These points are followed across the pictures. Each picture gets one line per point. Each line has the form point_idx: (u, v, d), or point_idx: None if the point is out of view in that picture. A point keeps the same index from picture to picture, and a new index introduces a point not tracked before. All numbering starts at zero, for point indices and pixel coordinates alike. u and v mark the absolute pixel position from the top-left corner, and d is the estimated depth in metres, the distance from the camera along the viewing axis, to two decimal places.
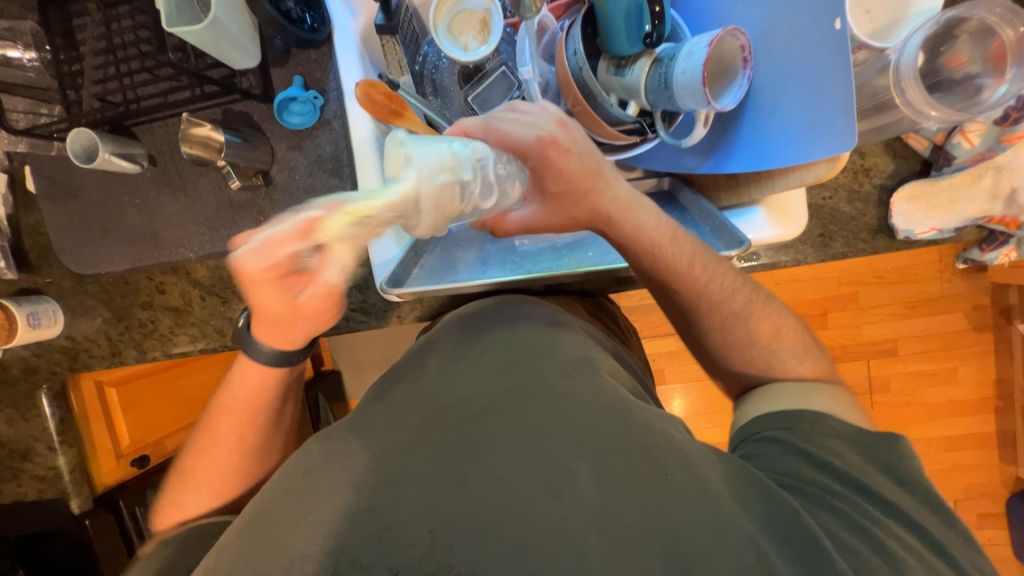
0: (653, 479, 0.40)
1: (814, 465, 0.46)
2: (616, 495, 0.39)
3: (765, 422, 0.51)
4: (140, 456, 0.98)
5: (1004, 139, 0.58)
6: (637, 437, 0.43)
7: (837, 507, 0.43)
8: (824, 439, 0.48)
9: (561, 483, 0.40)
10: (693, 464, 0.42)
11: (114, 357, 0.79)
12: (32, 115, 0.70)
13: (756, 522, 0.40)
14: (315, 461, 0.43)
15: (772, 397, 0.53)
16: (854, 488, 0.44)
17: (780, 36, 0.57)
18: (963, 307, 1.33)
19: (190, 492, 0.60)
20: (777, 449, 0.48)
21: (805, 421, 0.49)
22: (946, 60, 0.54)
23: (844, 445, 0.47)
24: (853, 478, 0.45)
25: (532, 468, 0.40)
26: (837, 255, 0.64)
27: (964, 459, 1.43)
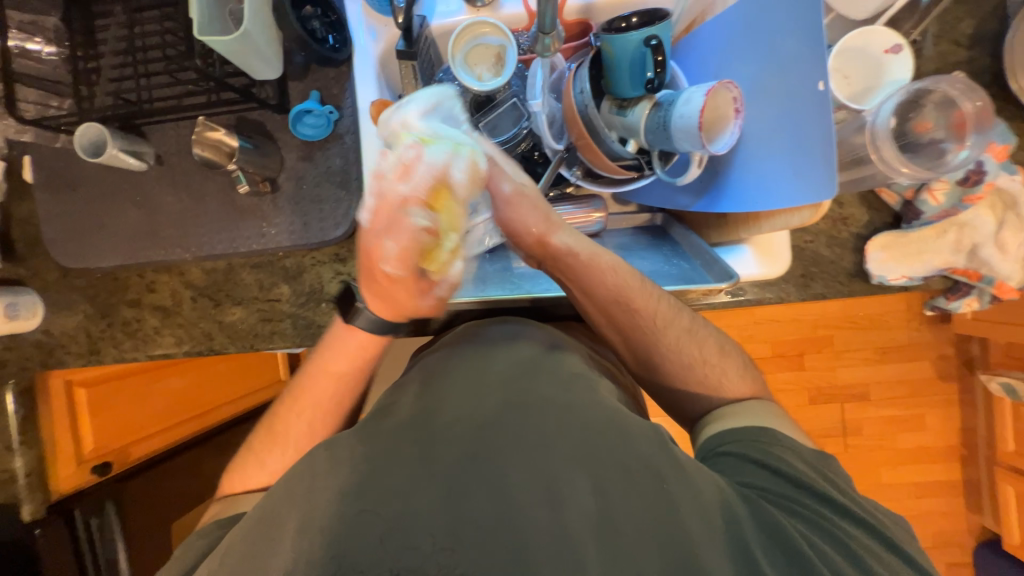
0: (650, 489, 0.42)
1: (773, 476, 0.47)
2: (614, 507, 0.40)
3: (731, 439, 0.52)
4: (102, 463, 0.92)
5: (966, 199, 0.63)
6: (636, 450, 0.44)
7: (802, 514, 0.44)
8: (778, 450, 0.49)
9: (561, 493, 0.40)
10: (688, 474, 0.44)
11: (91, 355, 0.76)
12: (42, 106, 0.70)
13: (743, 530, 0.42)
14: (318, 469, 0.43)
15: (755, 414, 0.54)
16: (816, 497, 0.46)
17: (770, 91, 0.61)
18: (930, 355, 1.40)
19: (268, 453, 0.58)
20: (735, 463, 0.49)
21: (774, 440, 0.50)
22: (914, 125, 0.59)
23: (798, 456, 0.49)
24: (812, 486, 0.46)
25: (533, 481, 0.41)
26: (817, 295, 0.68)
27: (933, 505, 1.46)
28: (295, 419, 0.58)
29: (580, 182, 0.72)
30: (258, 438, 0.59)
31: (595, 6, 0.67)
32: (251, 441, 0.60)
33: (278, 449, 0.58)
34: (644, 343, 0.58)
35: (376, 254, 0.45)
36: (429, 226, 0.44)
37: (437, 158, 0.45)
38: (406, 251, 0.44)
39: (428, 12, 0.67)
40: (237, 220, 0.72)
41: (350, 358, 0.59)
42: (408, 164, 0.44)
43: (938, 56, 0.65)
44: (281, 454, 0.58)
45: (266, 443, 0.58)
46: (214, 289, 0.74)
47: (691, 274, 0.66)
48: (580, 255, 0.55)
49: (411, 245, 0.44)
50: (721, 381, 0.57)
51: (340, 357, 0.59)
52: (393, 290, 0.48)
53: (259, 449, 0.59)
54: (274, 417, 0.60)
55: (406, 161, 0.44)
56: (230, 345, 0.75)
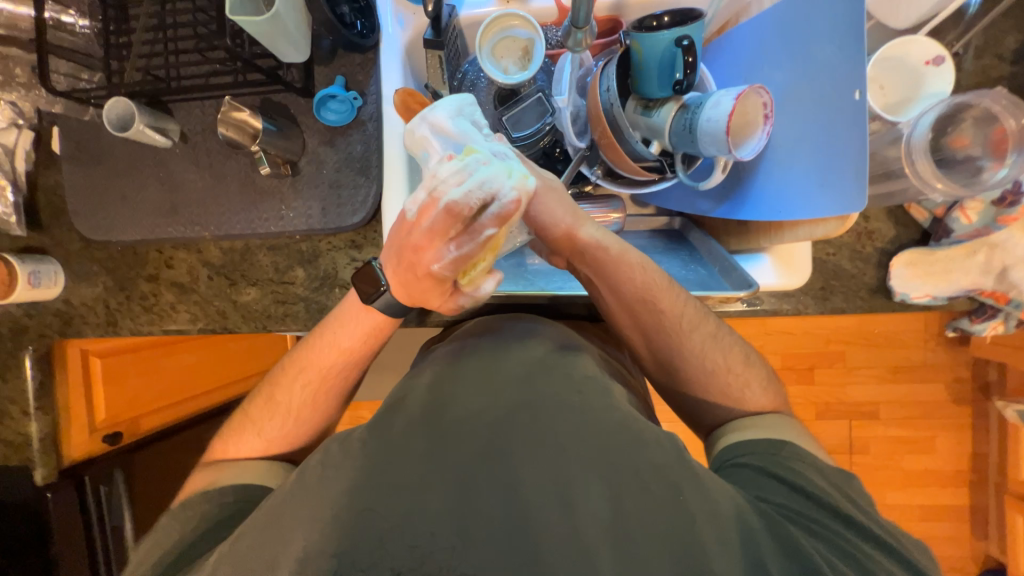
0: (665, 497, 0.41)
1: (791, 491, 0.47)
2: (626, 512, 0.40)
3: (754, 449, 0.51)
4: (113, 433, 0.94)
5: (1001, 219, 0.61)
6: (650, 458, 0.43)
7: (820, 532, 0.43)
8: (797, 464, 0.49)
9: (573, 495, 0.40)
10: (705, 484, 0.43)
11: (108, 326, 0.78)
12: (72, 79, 0.72)
13: (760, 545, 0.41)
14: (333, 458, 0.44)
15: (784, 428, 0.53)
16: (836, 515, 0.45)
17: (800, 98, 0.59)
18: (945, 377, 1.37)
19: (267, 420, 0.58)
20: (752, 475, 0.49)
21: (797, 456, 0.49)
22: (951, 140, 0.57)
23: (818, 472, 0.48)
24: (832, 504, 0.46)
25: (547, 482, 0.41)
26: (836, 309, 0.67)
27: (937, 530, 1.43)
28: (298, 389, 0.58)
29: (599, 181, 0.71)
30: (256, 405, 0.59)
31: (626, 3, 0.66)
32: (248, 405, 0.60)
33: (277, 418, 0.58)
34: (667, 347, 0.57)
35: (426, 250, 0.43)
36: (494, 236, 0.42)
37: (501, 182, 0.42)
38: (466, 256, 0.42)
39: (458, 1, 0.66)
40: (257, 202, 0.72)
41: (363, 337, 0.57)
42: (468, 175, 0.41)
43: (980, 70, 0.63)
44: (281, 422, 0.58)
45: (266, 411, 0.58)
46: (231, 269, 0.75)
47: (707, 279, 0.65)
48: (610, 250, 0.55)
49: (468, 251, 0.42)
50: (745, 392, 0.56)
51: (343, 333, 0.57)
52: (427, 288, 0.46)
53: (257, 416, 0.59)
54: (274, 387, 0.59)
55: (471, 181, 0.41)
56: (243, 324, 0.76)
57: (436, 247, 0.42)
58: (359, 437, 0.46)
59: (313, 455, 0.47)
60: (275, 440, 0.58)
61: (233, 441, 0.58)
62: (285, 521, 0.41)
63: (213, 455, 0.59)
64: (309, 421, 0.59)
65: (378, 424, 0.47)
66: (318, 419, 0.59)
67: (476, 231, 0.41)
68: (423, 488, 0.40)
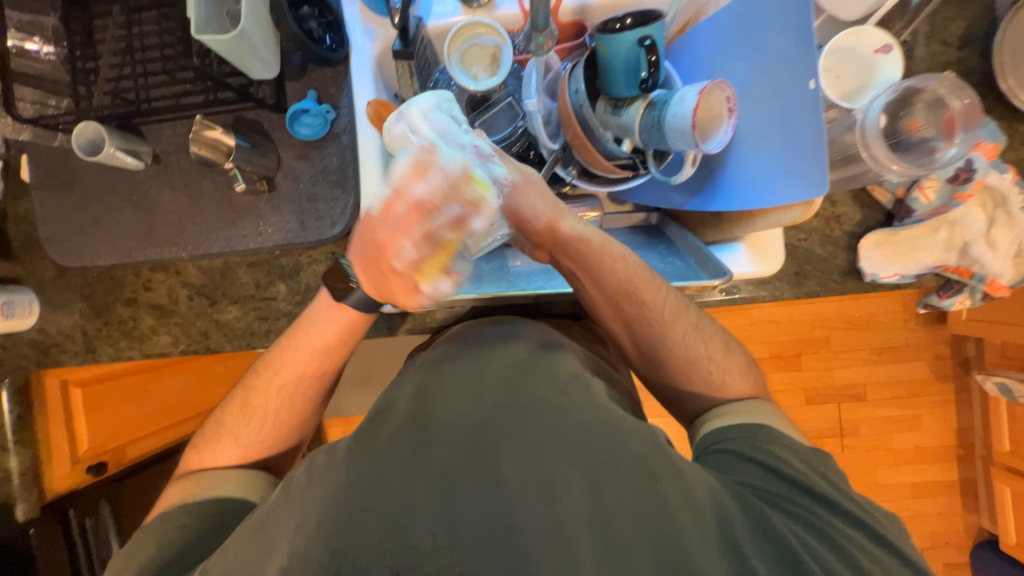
0: (644, 487, 0.42)
1: (769, 474, 0.47)
2: (609, 504, 0.41)
3: (730, 437, 0.52)
4: (98, 463, 0.93)
5: (957, 196, 0.64)
6: (631, 450, 0.44)
7: (791, 509, 0.44)
8: (775, 447, 0.49)
9: (556, 490, 0.41)
10: (682, 472, 0.44)
11: (86, 354, 0.76)
12: (39, 105, 0.70)
13: (736, 528, 0.41)
14: (319, 468, 0.44)
15: (756, 411, 0.54)
16: (810, 494, 0.46)
17: (761, 91, 0.61)
18: (926, 355, 1.40)
19: (243, 426, 0.58)
20: (730, 461, 0.49)
21: (771, 439, 0.50)
22: (905, 123, 0.60)
23: (794, 452, 0.49)
24: (806, 483, 0.46)
25: (528, 480, 0.41)
26: (811, 293, 0.69)
27: (930, 506, 1.46)
28: (275, 392, 0.58)
29: (575, 182, 0.72)
30: (231, 413, 0.59)
31: (589, 7, 0.68)
32: (222, 413, 0.60)
33: (254, 422, 0.58)
34: (649, 338, 0.58)
35: (390, 252, 0.43)
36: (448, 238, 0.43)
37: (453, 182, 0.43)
38: (424, 255, 0.43)
39: (424, 13, 0.67)
40: (234, 219, 0.72)
41: (339, 335, 0.58)
42: (430, 167, 0.41)
43: (929, 56, 0.66)
44: (260, 428, 0.58)
45: (242, 418, 0.58)
46: (211, 288, 0.74)
47: (685, 271, 0.67)
48: (592, 242, 0.56)
49: (428, 249, 0.43)
50: (724, 378, 0.57)
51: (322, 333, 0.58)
52: (393, 284, 0.46)
53: (233, 423, 0.58)
54: (251, 391, 0.59)
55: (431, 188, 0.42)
56: (226, 343, 0.75)
57: (398, 244, 0.43)
58: (344, 446, 0.45)
59: (296, 469, 0.46)
60: (252, 445, 0.57)
61: (208, 450, 0.57)
62: (270, 532, 0.41)
63: (185, 466, 0.58)
64: (284, 425, 0.59)
65: (364, 433, 0.46)
66: (293, 422, 0.60)
67: (433, 228, 0.42)
68: (410, 490, 0.41)
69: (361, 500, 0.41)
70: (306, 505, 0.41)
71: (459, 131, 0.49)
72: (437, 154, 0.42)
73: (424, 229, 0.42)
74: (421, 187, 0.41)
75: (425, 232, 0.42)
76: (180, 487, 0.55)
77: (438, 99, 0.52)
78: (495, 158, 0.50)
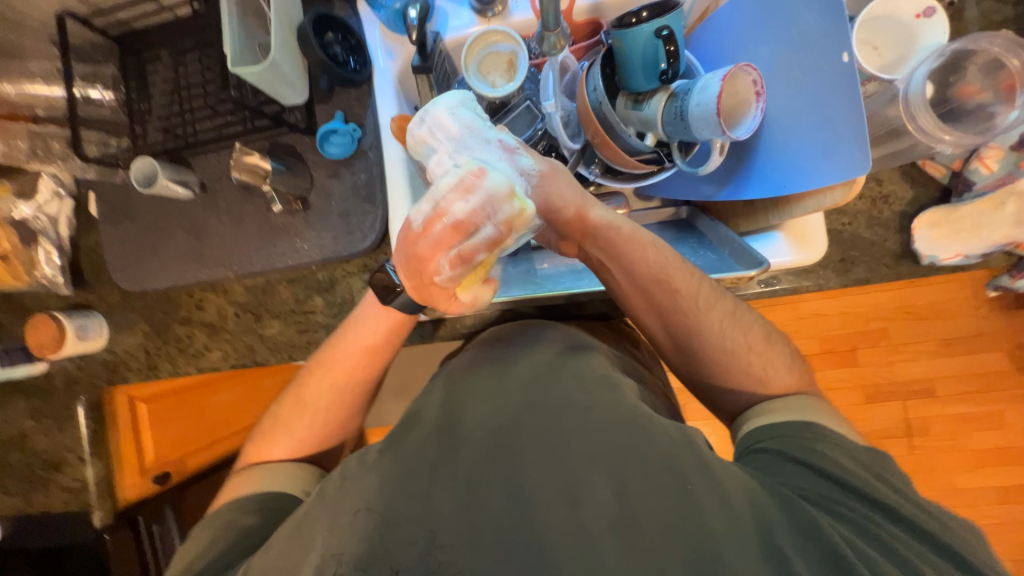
0: (673, 487, 0.40)
1: (814, 476, 0.44)
2: (636, 507, 0.39)
3: (769, 435, 0.49)
4: (162, 473, 0.99)
5: (1023, 164, 0.58)
6: (658, 451, 0.42)
7: (840, 512, 0.41)
8: (822, 447, 0.46)
9: (581, 491, 0.40)
10: (713, 472, 0.42)
11: (149, 370, 0.83)
12: (103, 145, 0.77)
13: (775, 529, 0.39)
14: (352, 470, 0.46)
15: (801, 408, 0.50)
16: (862, 498, 0.42)
17: (789, 72, 0.59)
18: (1005, 345, 1.26)
19: (297, 420, 0.60)
20: (772, 460, 0.46)
21: (817, 438, 0.47)
22: (956, 90, 0.56)
23: (844, 451, 0.45)
24: (858, 484, 0.43)
25: (551, 481, 0.40)
26: (860, 280, 0.64)
27: (1019, 513, 1.32)
28: (325, 388, 0.60)
29: (600, 180, 0.72)
30: (286, 408, 0.61)
31: (603, 4, 0.67)
32: (278, 407, 0.62)
33: (306, 416, 0.60)
34: (685, 332, 0.56)
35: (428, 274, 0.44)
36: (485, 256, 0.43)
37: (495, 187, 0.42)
38: (461, 272, 0.43)
39: (441, 27, 0.69)
40: (273, 238, 0.76)
41: (386, 334, 0.59)
42: (473, 189, 0.41)
43: (981, 16, 0.61)
44: (311, 421, 0.60)
45: (294, 412, 0.61)
46: (255, 305, 0.79)
47: (717, 263, 0.64)
48: (623, 229, 0.56)
49: (465, 270, 0.44)
50: (768, 373, 0.54)
51: (357, 343, 0.59)
52: (432, 293, 0.47)
53: (287, 416, 0.61)
54: (302, 387, 0.61)
55: (467, 195, 0.41)
56: (270, 356, 0.79)
57: (435, 262, 0.43)
58: (376, 452, 0.47)
59: (333, 472, 0.48)
60: (304, 439, 0.60)
61: (265, 444, 0.60)
62: (306, 529, 0.42)
63: (246, 458, 0.61)
64: (333, 419, 0.61)
65: (397, 437, 0.47)
66: (336, 423, 0.61)
67: (468, 250, 0.42)
68: (436, 491, 0.41)
69: (389, 499, 0.41)
70: (339, 508, 0.42)
71: (477, 137, 0.48)
72: (486, 178, 0.42)
73: (457, 253, 0.42)
74: (460, 209, 0.41)
75: (458, 253, 0.42)
76: (239, 481, 0.57)
77: (445, 109, 0.50)
78: (520, 152, 0.49)
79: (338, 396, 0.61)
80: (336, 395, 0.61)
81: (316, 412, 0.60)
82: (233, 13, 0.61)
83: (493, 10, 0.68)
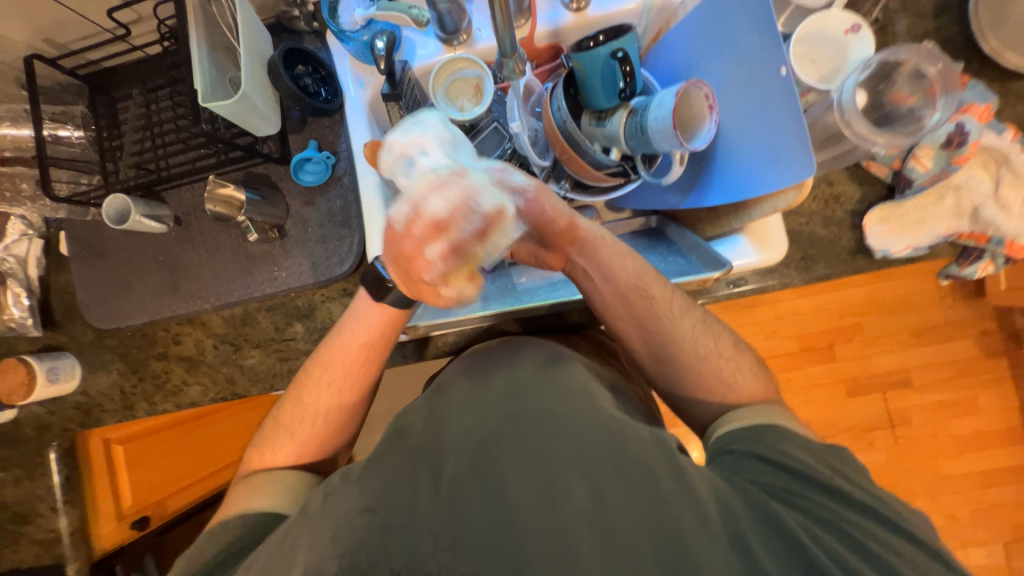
0: (646, 489, 0.42)
1: (780, 474, 0.45)
2: (612, 509, 0.41)
3: (736, 436, 0.50)
4: (140, 517, 1.02)
5: (954, 160, 0.63)
6: (633, 454, 0.44)
7: (799, 504, 0.43)
8: (783, 445, 0.47)
9: (559, 496, 0.41)
10: (685, 473, 0.43)
11: (125, 410, 0.81)
12: (73, 184, 0.77)
13: (742, 526, 0.41)
14: (334, 486, 0.46)
15: (764, 413, 0.51)
16: (822, 489, 0.44)
17: (736, 85, 0.62)
18: (970, 333, 1.32)
19: (297, 423, 0.59)
20: (737, 462, 0.48)
21: (784, 438, 0.48)
22: (889, 96, 0.61)
23: (804, 449, 0.47)
24: (817, 478, 0.45)
25: (529, 490, 0.41)
26: (821, 277, 0.67)
27: (1002, 496, 1.36)
28: (324, 389, 0.59)
29: (570, 195, 0.74)
30: (285, 411, 0.61)
31: (563, 30, 0.71)
32: (279, 411, 0.61)
33: (307, 419, 0.59)
34: (661, 336, 0.58)
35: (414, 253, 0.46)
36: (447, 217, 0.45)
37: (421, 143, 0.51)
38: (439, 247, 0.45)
39: (409, 56, 0.72)
40: (250, 266, 0.76)
41: (378, 325, 0.59)
42: (462, 199, 0.44)
43: (907, 30, 0.67)
44: (311, 426, 0.59)
45: (296, 415, 0.60)
46: (234, 335, 0.78)
47: (686, 268, 0.67)
48: (604, 239, 0.59)
49: (455, 263, 0.46)
50: (730, 372, 0.57)
51: (333, 362, 0.59)
52: (423, 292, 0.49)
53: (289, 420, 0.60)
54: (300, 385, 0.61)
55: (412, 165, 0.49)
56: (251, 387, 0.78)
57: (424, 258, 0.45)
58: (358, 470, 0.46)
59: (315, 491, 0.47)
60: (306, 445, 0.59)
61: (266, 450, 0.59)
62: (286, 550, 0.42)
63: (248, 465, 0.60)
64: (333, 426, 0.60)
65: (380, 454, 0.47)
66: (325, 444, 0.60)
67: (459, 241, 0.45)
68: (415, 502, 0.42)
69: (371, 514, 0.42)
70: (322, 527, 0.42)
71: (449, 146, 0.50)
72: (446, 167, 0.47)
73: (449, 244, 0.45)
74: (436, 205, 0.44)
75: (449, 246, 0.45)
76: (241, 491, 0.55)
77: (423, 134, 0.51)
78: (509, 173, 0.51)
79: (324, 418, 0.60)
80: (327, 416, 0.60)
81: (304, 434, 0.59)
82: (203, 50, 0.62)
83: (459, 38, 0.71)
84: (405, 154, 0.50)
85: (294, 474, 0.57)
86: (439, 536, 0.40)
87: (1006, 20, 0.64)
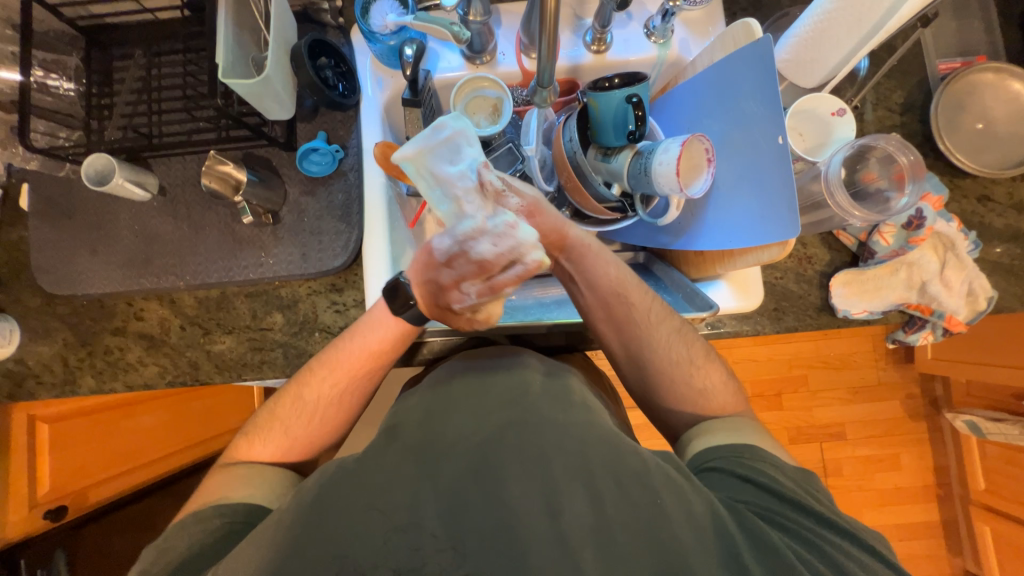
0: (644, 501, 0.44)
1: (762, 491, 0.48)
2: (610, 519, 0.42)
3: (716, 453, 0.53)
4: (56, 507, 0.92)
5: (912, 240, 0.71)
6: (630, 464, 0.46)
7: (783, 523, 0.46)
8: (760, 465, 0.50)
9: (559, 503, 0.43)
10: (683, 489, 0.45)
11: (65, 386, 0.73)
12: (50, 137, 0.72)
13: (735, 543, 0.43)
14: (328, 481, 0.45)
15: (739, 431, 0.54)
16: (795, 507, 0.47)
17: (736, 143, 0.67)
18: (899, 395, 1.46)
19: (288, 418, 0.57)
20: (720, 479, 0.50)
21: (763, 458, 0.51)
22: (862, 175, 0.69)
23: (780, 470, 0.50)
24: (790, 496, 0.48)
25: (531, 493, 0.43)
26: (790, 327, 0.73)
27: (914, 548, 1.48)
28: (321, 383, 0.58)
29: (569, 222, 0.77)
30: (278, 406, 0.58)
31: (581, 68, 0.76)
32: (270, 405, 0.59)
33: (299, 415, 0.57)
34: (638, 343, 0.60)
35: (450, 291, 0.48)
36: (500, 272, 0.45)
37: (460, 146, 0.50)
38: (481, 297, 0.47)
39: (432, 67, 0.74)
40: (235, 249, 0.73)
41: (373, 326, 0.58)
42: (501, 233, 0.44)
43: (878, 120, 0.76)
44: (302, 421, 0.57)
45: (288, 410, 0.57)
46: (205, 318, 0.74)
47: (673, 304, 0.71)
48: (591, 245, 0.61)
49: (489, 297, 0.47)
50: (709, 405, 0.59)
51: (326, 367, 0.58)
52: (452, 318, 0.52)
53: (279, 414, 0.58)
54: (293, 384, 0.59)
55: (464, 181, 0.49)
56: (216, 375, 0.74)
57: (458, 289, 0.48)
58: (354, 465, 0.46)
59: (309, 478, 0.47)
60: (294, 444, 0.57)
61: (254, 442, 0.57)
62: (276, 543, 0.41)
63: (231, 453, 0.57)
64: (322, 422, 0.58)
65: (375, 449, 0.48)
66: (309, 442, 0.58)
67: (500, 284, 0.46)
68: (412, 502, 0.42)
69: (368, 512, 0.42)
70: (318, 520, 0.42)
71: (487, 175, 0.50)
72: (514, 223, 0.45)
73: (487, 284, 0.46)
74: (444, 243, 0.46)
75: (486, 285, 0.46)
76: (219, 488, 0.53)
77: (458, 128, 0.51)
78: (507, 193, 0.52)
79: (315, 417, 0.58)
80: (315, 416, 0.58)
81: (293, 433, 0.57)
82: (229, 26, 0.61)
83: (482, 59, 0.73)
84: (442, 147, 0.50)
85: (276, 469, 0.55)
86: (440, 537, 0.40)
87: (956, 126, 0.74)
